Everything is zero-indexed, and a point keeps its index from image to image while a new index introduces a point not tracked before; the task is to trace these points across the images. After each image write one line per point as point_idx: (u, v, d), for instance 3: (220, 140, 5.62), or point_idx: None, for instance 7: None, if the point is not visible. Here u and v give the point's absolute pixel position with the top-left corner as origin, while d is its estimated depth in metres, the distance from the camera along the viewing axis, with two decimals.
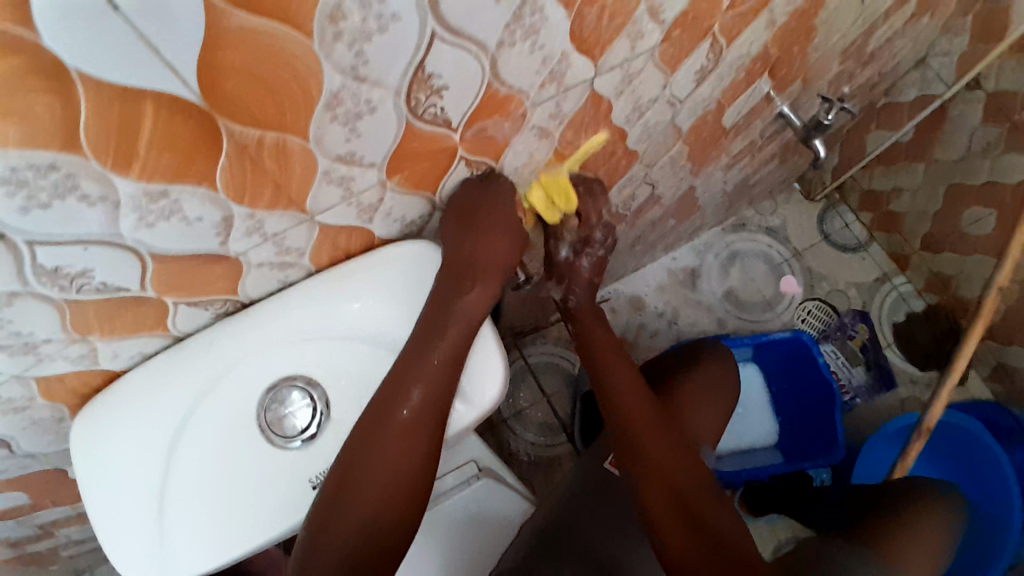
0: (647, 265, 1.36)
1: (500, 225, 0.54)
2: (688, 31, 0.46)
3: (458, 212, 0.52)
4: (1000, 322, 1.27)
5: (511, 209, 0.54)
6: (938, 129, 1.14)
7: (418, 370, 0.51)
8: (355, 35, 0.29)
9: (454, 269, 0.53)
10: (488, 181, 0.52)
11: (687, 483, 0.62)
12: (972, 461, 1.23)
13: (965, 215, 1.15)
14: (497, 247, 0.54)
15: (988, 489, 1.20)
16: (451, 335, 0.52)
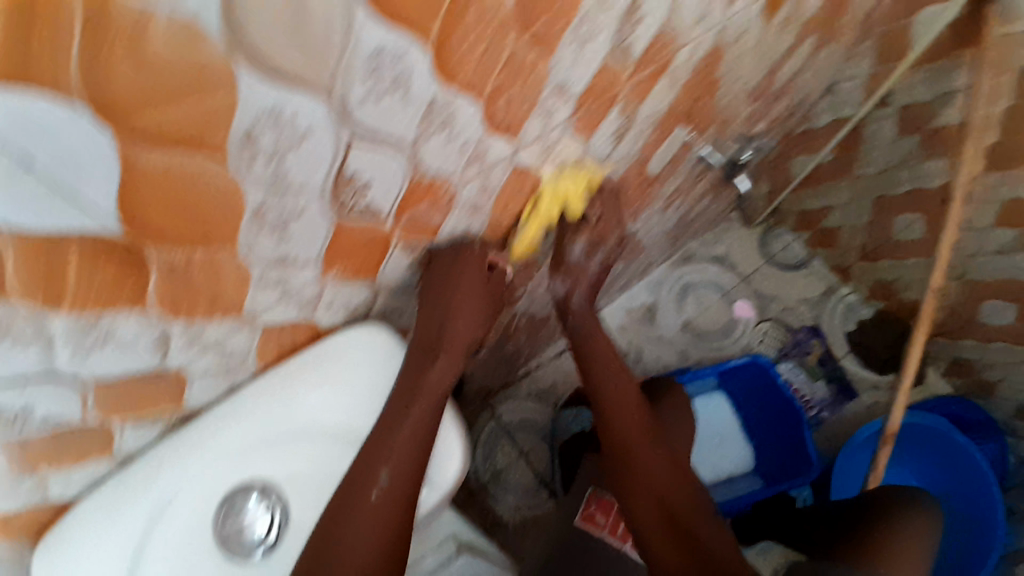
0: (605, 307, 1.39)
1: (472, 293, 0.56)
2: (596, 102, 0.49)
3: (431, 285, 0.54)
4: (949, 319, 1.29)
5: (481, 276, 0.56)
6: (854, 150, 1.18)
7: (386, 452, 0.52)
8: (272, 153, 0.31)
9: (423, 348, 0.55)
10: (457, 255, 0.54)
11: (670, 491, 0.70)
12: (949, 462, 1.26)
13: (897, 222, 1.19)
14: (466, 318, 0.56)
15: (970, 488, 1.23)
16: (418, 412, 0.53)
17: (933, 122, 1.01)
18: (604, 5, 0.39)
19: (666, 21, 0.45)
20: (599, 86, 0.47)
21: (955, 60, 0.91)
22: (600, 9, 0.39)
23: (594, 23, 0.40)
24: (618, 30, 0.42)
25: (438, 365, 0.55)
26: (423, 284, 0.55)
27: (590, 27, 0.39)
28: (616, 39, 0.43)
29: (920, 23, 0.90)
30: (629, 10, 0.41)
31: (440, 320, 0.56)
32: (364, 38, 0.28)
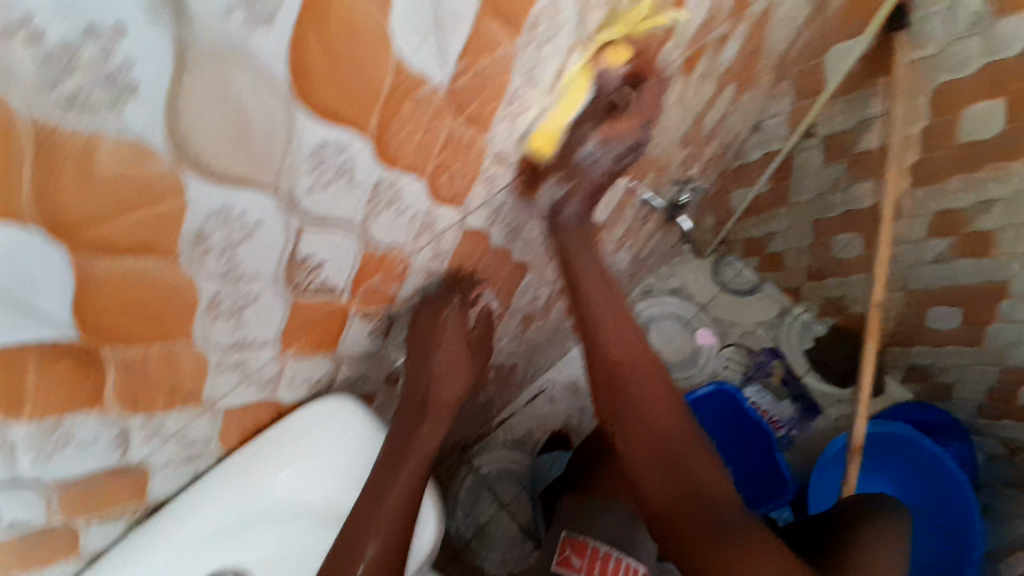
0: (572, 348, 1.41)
1: (456, 353, 0.61)
2: (535, 165, 0.52)
3: (416, 343, 0.58)
4: (897, 327, 1.36)
5: (464, 338, 0.61)
6: (787, 179, 1.26)
7: (373, 519, 0.53)
8: (222, 248, 0.32)
9: (409, 411, 0.59)
10: (438, 314, 0.57)
11: (686, 459, 0.60)
12: (924, 470, 1.29)
13: (836, 244, 1.27)
14: (451, 378, 0.61)
15: (941, 489, 1.27)
16: (405, 472, 0.55)
17: (855, 147, 1.08)
18: (531, 81, 0.42)
19: (591, 88, 0.49)
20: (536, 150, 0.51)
21: (871, 87, 0.99)
22: (527, 85, 0.42)
23: (523, 97, 0.43)
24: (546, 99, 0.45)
25: (426, 425, 0.59)
26: (410, 341, 0.58)
27: (520, 101, 0.43)
28: (546, 109, 0.46)
29: (830, 61, 0.99)
30: (555, 83, 0.44)
31: (427, 379, 0.60)
32: (306, 136, 0.30)
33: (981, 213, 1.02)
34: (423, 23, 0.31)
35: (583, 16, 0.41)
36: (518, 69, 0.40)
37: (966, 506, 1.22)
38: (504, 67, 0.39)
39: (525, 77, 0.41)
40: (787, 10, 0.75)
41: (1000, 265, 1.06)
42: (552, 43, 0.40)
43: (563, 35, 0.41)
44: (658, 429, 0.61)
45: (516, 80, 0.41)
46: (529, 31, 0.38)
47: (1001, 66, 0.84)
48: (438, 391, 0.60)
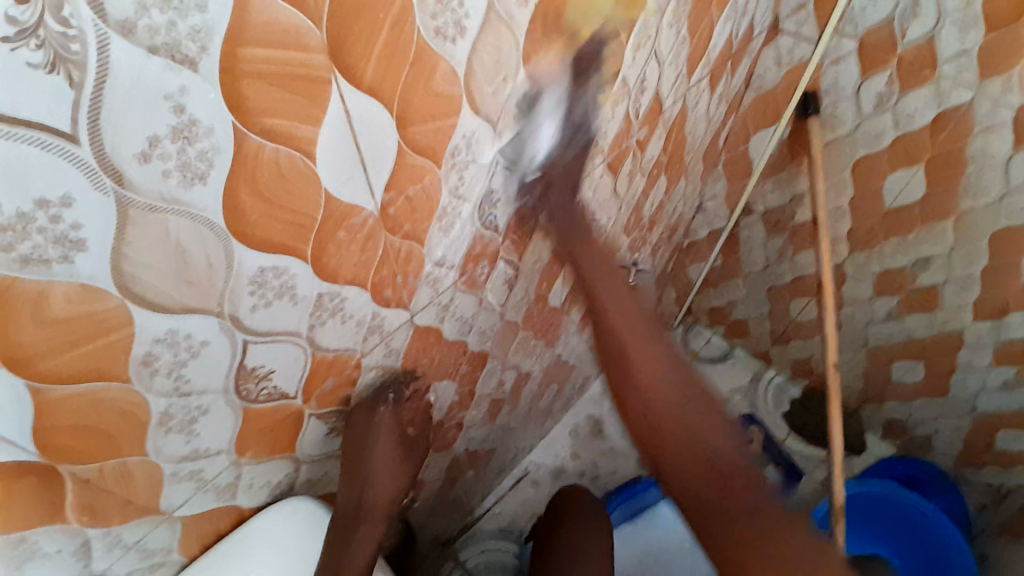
0: (552, 428, 1.42)
1: (391, 454, 0.62)
2: (476, 265, 0.57)
3: (350, 441, 0.57)
4: (868, 385, 1.37)
5: (400, 440, 0.62)
6: (737, 251, 1.33)
7: None
8: (170, 366, 0.35)
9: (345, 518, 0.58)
10: (374, 410, 0.57)
11: (690, 422, 0.77)
12: (918, 535, 1.25)
13: (793, 306, 1.33)
14: (386, 477, 0.62)
15: (930, 537, 1.23)
16: None
17: (795, 219, 1.16)
18: (459, 196, 0.48)
19: (518, 199, 0.56)
20: (475, 253, 0.56)
21: (797, 166, 1.07)
22: (457, 199, 0.48)
23: (454, 209, 0.48)
24: (474, 208, 0.51)
25: (362, 532, 0.59)
26: (344, 438, 0.57)
27: (453, 214, 0.49)
28: (477, 217, 0.52)
29: (754, 143, 1.09)
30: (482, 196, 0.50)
31: (361, 482, 0.59)
32: (245, 264, 0.34)
33: (920, 271, 1.08)
34: (350, 164, 0.36)
35: (499, 140, 0.48)
36: (443, 186, 0.45)
37: (960, 551, 1.19)
38: (431, 191, 0.44)
39: (453, 194, 0.47)
40: (700, 111, 0.86)
41: (948, 318, 1.10)
42: (474, 163, 0.47)
43: (483, 155, 0.47)
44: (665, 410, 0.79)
45: (444, 195, 0.46)
46: (449, 157, 0.44)
47: (912, 137, 0.93)
48: (371, 498, 0.60)
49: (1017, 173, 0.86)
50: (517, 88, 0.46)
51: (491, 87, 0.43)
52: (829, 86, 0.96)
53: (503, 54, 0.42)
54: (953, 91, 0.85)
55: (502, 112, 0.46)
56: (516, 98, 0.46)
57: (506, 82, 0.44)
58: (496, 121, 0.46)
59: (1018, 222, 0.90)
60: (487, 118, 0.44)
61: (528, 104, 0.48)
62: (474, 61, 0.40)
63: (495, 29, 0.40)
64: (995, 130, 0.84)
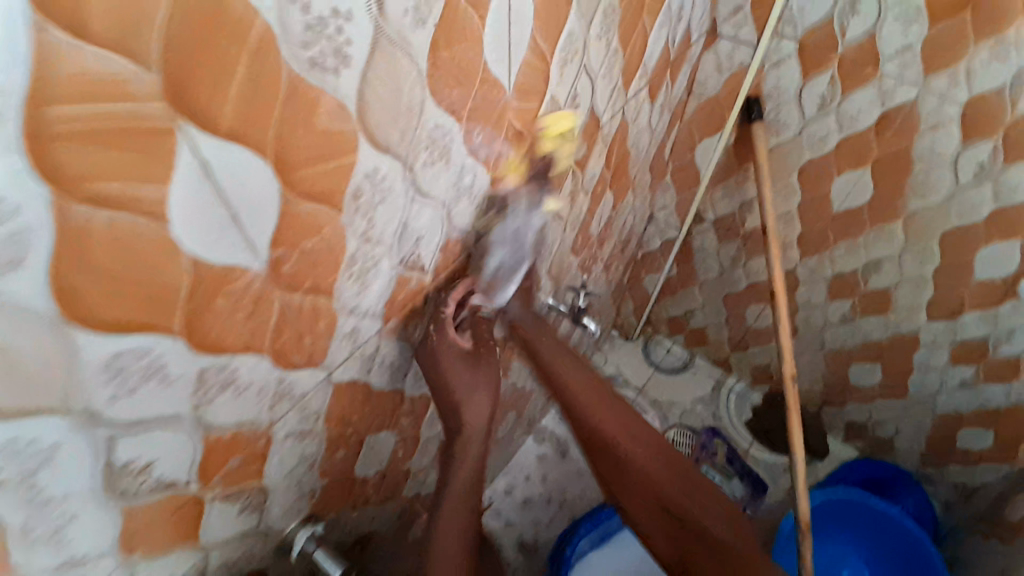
0: (516, 451, 1.37)
1: (471, 386, 0.63)
2: (403, 309, 0.52)
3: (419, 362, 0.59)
4: (828, 388, 1.37)
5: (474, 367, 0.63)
6: (691, 261, 1.31)
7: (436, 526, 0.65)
8: (17, 480, 0.29)
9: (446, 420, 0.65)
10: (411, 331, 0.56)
11: (660, 476, 0.74)
12: (892, 543, 1.24)
13: (749, 314, 1.33)
14: (472, 390, 0.64)
15: (897, 538, 1.22)
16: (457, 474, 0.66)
17: (745, 226, 1.15)
18: (370, 240, 0.42)
19: (446, 237, 0.52)
20: (399, 298, 0.51)
21: (744, 174, 1.06)
22: (368, 245, 0.43)
23: (366, 255, 0.43)
24: (399, 247, 0.46)
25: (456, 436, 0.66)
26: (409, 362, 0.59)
27: (365, 260, 0.43)
28: (396, 260, 0.47)
29: (700, 153, 1.07)
30: (400, 236, 0.45)
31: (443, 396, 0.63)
32: (95, 353, 0.29)
33: (872, 273, 1.07)
34: (218, 223, 0.31)
35: (411, 178, 0.43)
36: (348, 233, 0.40)
37: (926, 552, 1.18)
38: (334, 241, 0.39)
39: (360, 240, 0.42)
40: (642, 124, 0.83)
41: (903, 318, 1.10)
42: (385, 205, 0.42)
43: (402, 191, 0.43)
44: (650, 469, 0.75)
45: (351, 242, 0.41)
46: (351, 200, 0.38)
47: (856, 139, 0.92)
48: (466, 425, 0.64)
49: (966, 171, 0.87)
50: (426, 121, 0.41)
51: (393, 119, 0.38)
52: (770, 91, 0.94)
53: (402, 81, 0.37)
54: (897, 90, 0.85)
55: (410, 144, 0.41)
56: (426, 131, 0.42)
57: (409, 112, 0.39)
58: (404, 155, 0.41)
59: (967, 220, 0.91)
60: (392, 153, 0.40)
61: (440, 133, 0.43)
62: (366, 92, 0.35)
63: (389, 55, 0.35)
64: (940, 128, 0.85)
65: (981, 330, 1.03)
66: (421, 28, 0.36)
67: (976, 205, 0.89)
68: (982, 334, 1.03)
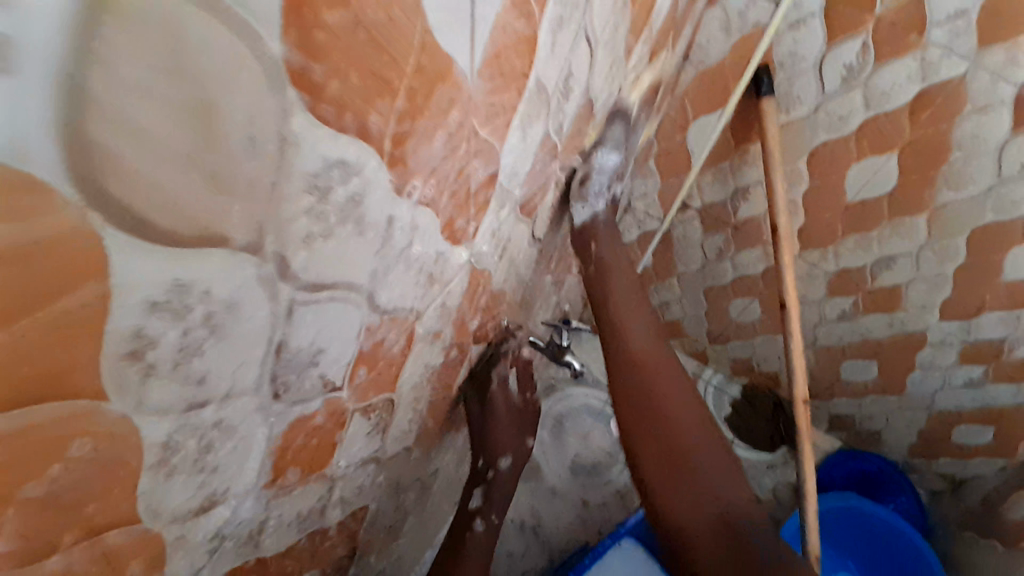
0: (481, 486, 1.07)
1: (512, 434, 0.69)
2: (304, 448, 0.34)
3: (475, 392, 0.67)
4: (814, 382, 1.20)
5: (514, 406, 0.70)
6: (671, 251, 1.13)
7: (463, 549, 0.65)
8: None
9: (478, 448, 0.69)
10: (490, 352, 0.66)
11: (675, 422, 0.59)
12: (889, 553, 1.09)
13: (732, 307, 1.14)
14: (511, 434, 0.69)
15: (899, 556, 1.08)
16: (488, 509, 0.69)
17: (738, 215, 0.96)
18: (203, 402, 0.23)
19: (368, 331, 0.32)
20: (275, 434, 0.30)
21: (743, 156, 0.88)
22: (197, 413, 0.23)
23: (199, 423, 0.24)
24: (277, 393, 0.27)
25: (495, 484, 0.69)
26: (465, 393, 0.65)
27: (203, 437, 0.24)
28: (277, 410, 0.28)
29: (693, 133, 0.87)
30: (270, 382, 0.26)
31: (484, 432, 0.68)
32: None
33: (883, 270, 0.91)
34: None
35: (280, 271, 0.22)
36: (139, 412, 0.20)
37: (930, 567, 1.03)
38: (114, 444, 0.20)
39: (183, 412, 0.22)
40: (636, 102, 0.63)
41: (911, 317, 0.95)
42: (220, 341, 0.21)
43: (254, 312, 0.22)
44: (668, 414, 0.60)
45: (150, 421, 0.21)
46: (122, 363, 0.18)
47: (885, 120, 0.74)
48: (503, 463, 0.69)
49: (1011, 162, 0.70)
50: (302, 181, 0.20)
51: (205, 167, 0.16)
52: (785, 57, 0.75)
53: (210, 81, 0.15)
54: (943, 62, 0.66)
55: (262, 211, 0.19)
56: (301, 189, 0.20)
57: (249, 151, 0.17)
58: (246, 235, 0.19)
59: (1005, 216, 0.76)
60: (204, 239, 0.18)
61: (337, 180, 0.21)
62: (90, 109, 0.13)
63: (145, 8, 0.13)
64: (990, 110, 0.67)
65: (999, 332, 0.88)
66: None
67: (1019, 200, 0.73)
68: (999, 336, 0.89)
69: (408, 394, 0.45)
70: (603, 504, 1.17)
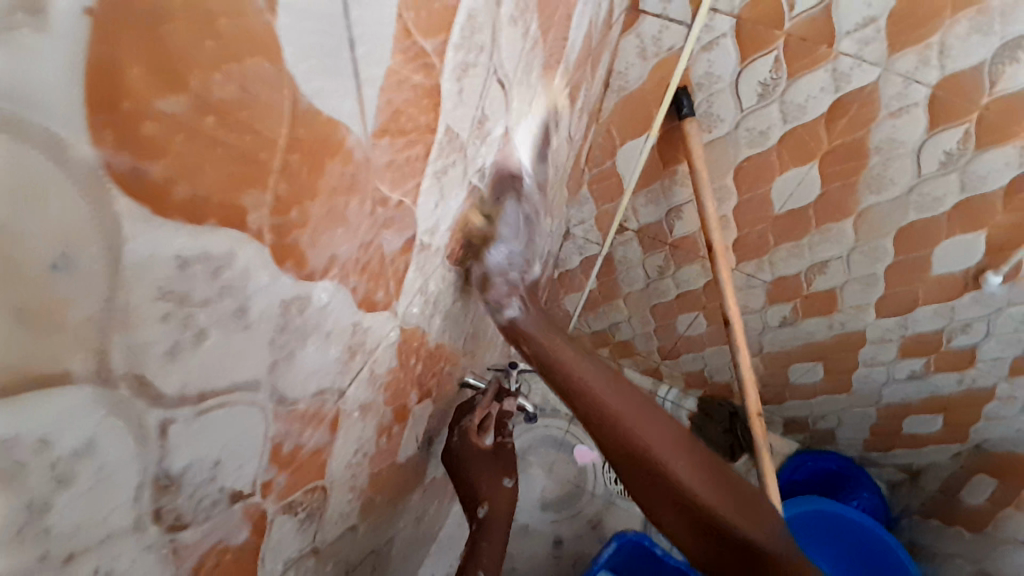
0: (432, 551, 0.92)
1: (489, 472, 0.67)
2: (219, 565, 0.29)
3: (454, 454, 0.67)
4: (765, 388, 1.21)
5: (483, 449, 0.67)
6: (613, 274, 1.12)
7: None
8: None
9: (468, 494, 0.67)
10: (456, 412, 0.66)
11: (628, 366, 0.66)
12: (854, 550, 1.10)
13: (679, 323, 1.15)
14: (489, 474, 0.67)
15: (864, 548, 1.09)
16: (486, 555, 0.63)
17: (673, 234, 0.97)
18: (80, 552, 0.18)
19: (278, 425, 0.28)
20: (179, 562, 0.25)
21: (671, 176, 0.88)
22: (72, 568, 0.18)
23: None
24: (174, 516, 0.23)
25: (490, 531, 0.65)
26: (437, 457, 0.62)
27: None
28: (175, 535, 0.24)
29: (622, 157, 0.87)
30: (162, 507, 0.22)
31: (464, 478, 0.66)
32: None
33: (817, 275, 0.93)
34: None
35: (142, 393, 0.18)
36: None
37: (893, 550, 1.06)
38: None
39: (54, 572, 0.18)
40: (561, 134, 0.62)
41: (849, 318, 0.97)
42: (85, 478, 0.17)
43: (118, 440, 0.18)
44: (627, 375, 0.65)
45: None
46: None
47: (803, 132, 0.76)
48: (480, 510, 0.65)
49: (931, 161, 0.73)
50: (153, 289, 0.16)
51: (7, 305, 0.12)
52: (702, 79, 0.76)
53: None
54: (855, 71, 0.68)
55: (101, 335, 0.15)
56: (147, 300, 0.16)
57: (62, 273, 0.14)
58: (89, 364, 0.15)
59: (927, 213, 0.79)
60: (29, 387, 0.14)
61: (201, 278, 0.18)
62: None
63: None
64: (903, 114, 0.70)
65: (936, 325, 0.92)
66: (13, 22, 0.10)
67: (940, 196, 0.76)
68: (935, 328, 0.92)
69: (340, 474, 0.41)
70: (575, 537, 1.14)
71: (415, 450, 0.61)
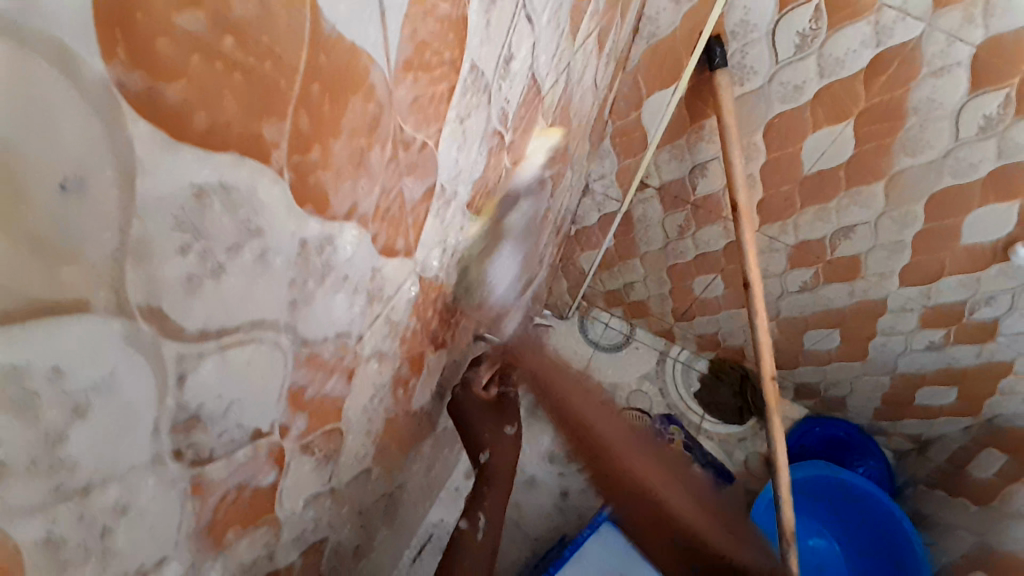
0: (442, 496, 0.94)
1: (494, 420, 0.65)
2: (240, 501, 0.29)
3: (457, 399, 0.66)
4: (778, 353, 1.20)
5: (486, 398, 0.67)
6: (632, 232, 1.10)
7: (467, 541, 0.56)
8: None
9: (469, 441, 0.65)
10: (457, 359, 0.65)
11: None
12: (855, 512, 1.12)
13: (695, 285, 1.13)
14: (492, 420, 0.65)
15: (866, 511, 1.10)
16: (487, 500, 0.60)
17: (696, 193, 0.94)
18: (105, 480, 0.19)
19: (297, 368, 0.27)
20: (202, 496, 0.25)
21: (698, 131, 0.85)
22: (98, 496, 0.18)
23: (96, 515, 0.19)
24: (195, 451, 0.23)
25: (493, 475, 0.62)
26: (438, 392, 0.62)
27: (108, 522, 0.20)
28: (197, 470, 0.24)
29: (647, 110, 0.85)
30: (184, 442, 0.22)
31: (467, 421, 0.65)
32: None
33: (842, 240, 0.91)
34: None
35: (160, 324, 0.17)
36: (13, 524, 0.16)
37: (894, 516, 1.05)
38: None
39: (80, 499, 0.18)
40: (585, 82, 0.59)
41: (871, 285, 0.95)
42: (106, 408, 0.17)
43: (138, 372, 0.18)
44: None
45: (33, 532, 0.16)
46: None
47: (840, 89, 0.73)
48: (483, 456, 0.63)
49: (969, 125, 0.70)
50: (169, 218, 0.16)
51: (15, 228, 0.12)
52: (736, 27, 0.72)
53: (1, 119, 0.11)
54: (898, 25, 0.65)
55: (117, 266, 0.15)
56: (164, 231, 0.16)
57: (75, 197, 0.13)
58: (106, 293, 0.15)
59: (963, 179, 0.75)
60: (45, 315, 0.14)
61: (219, 212, 0.17)
62: None
63: None
64: (945, 74, 0.66)
65: (960, 295, 0.89)
66: None
67: (975, 163, 0.73)
68: (959, 299, 0.90)
69: (357, 420, 0.41)
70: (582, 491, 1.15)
71: (429, 399, 0.61)
